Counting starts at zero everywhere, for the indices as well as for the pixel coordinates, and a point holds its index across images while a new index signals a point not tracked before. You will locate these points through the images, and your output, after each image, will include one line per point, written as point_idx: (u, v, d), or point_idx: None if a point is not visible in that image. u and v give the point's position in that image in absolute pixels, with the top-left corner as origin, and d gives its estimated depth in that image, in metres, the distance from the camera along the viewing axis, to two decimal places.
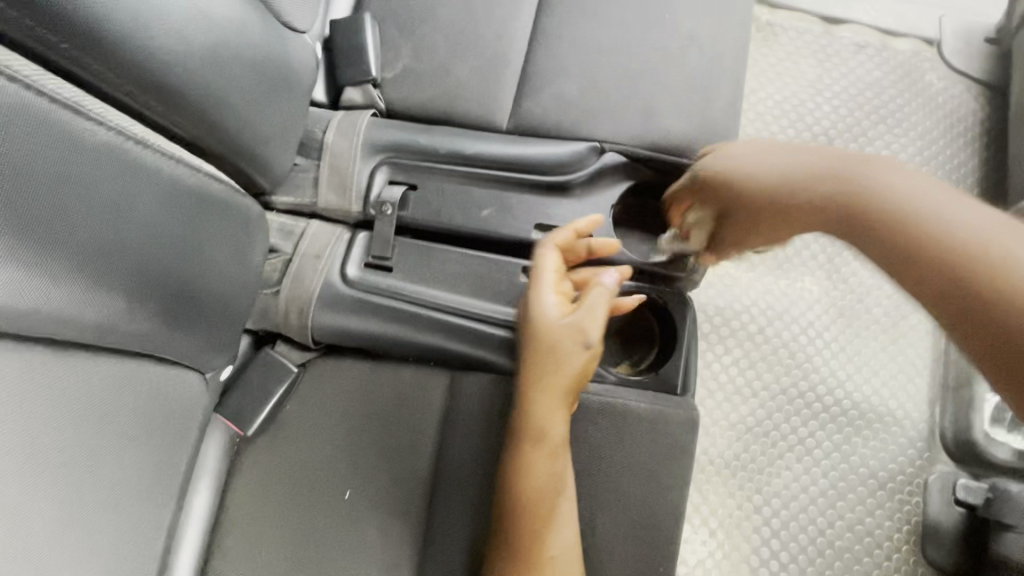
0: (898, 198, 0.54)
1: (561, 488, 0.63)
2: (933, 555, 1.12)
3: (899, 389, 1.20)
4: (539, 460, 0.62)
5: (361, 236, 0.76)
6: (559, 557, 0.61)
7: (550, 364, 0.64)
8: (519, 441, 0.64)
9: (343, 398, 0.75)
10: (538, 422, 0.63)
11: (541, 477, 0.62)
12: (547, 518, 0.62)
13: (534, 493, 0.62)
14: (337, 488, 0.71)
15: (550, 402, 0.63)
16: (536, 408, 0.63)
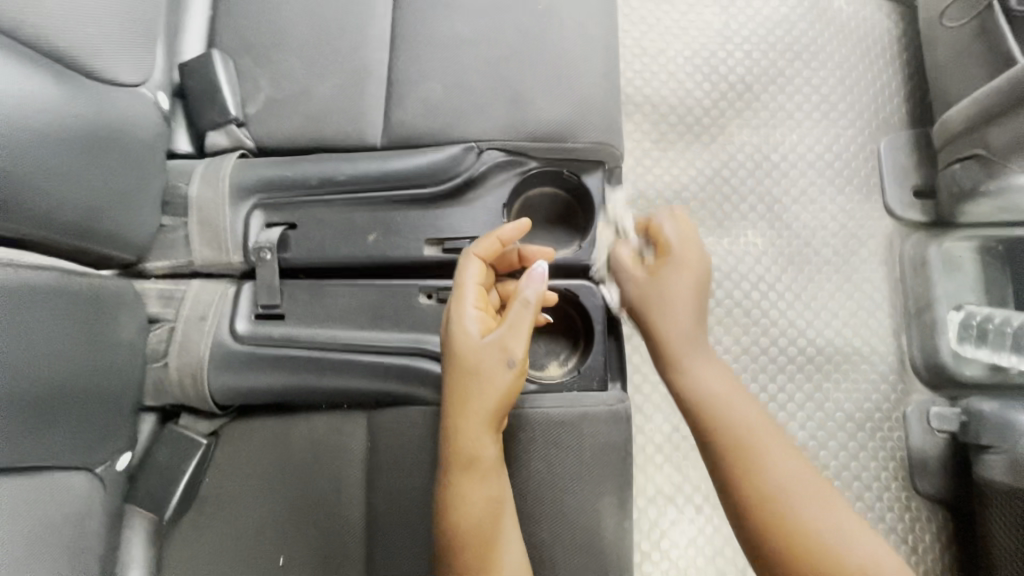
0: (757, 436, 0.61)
1: (496, 511, 0.58)
2: (925, 487, 1.09)
3: (861, 326, 1.17)
4: (470, 485, 0.58)
5: (247, 287, 0.71)
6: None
7: (459, 392, 0.59)
8: (448, 466, 0.58)
9: (264, 461, 0.70)
10: (475, 449, 0.58)
11: (471, 504, 0.57)
12: (485, 550, 0.56)
13: (468, 525, 0.57)
14: (272, 555, 0.68)
15: (470, 423, 0.58)
16: (469, 435, 0.58)
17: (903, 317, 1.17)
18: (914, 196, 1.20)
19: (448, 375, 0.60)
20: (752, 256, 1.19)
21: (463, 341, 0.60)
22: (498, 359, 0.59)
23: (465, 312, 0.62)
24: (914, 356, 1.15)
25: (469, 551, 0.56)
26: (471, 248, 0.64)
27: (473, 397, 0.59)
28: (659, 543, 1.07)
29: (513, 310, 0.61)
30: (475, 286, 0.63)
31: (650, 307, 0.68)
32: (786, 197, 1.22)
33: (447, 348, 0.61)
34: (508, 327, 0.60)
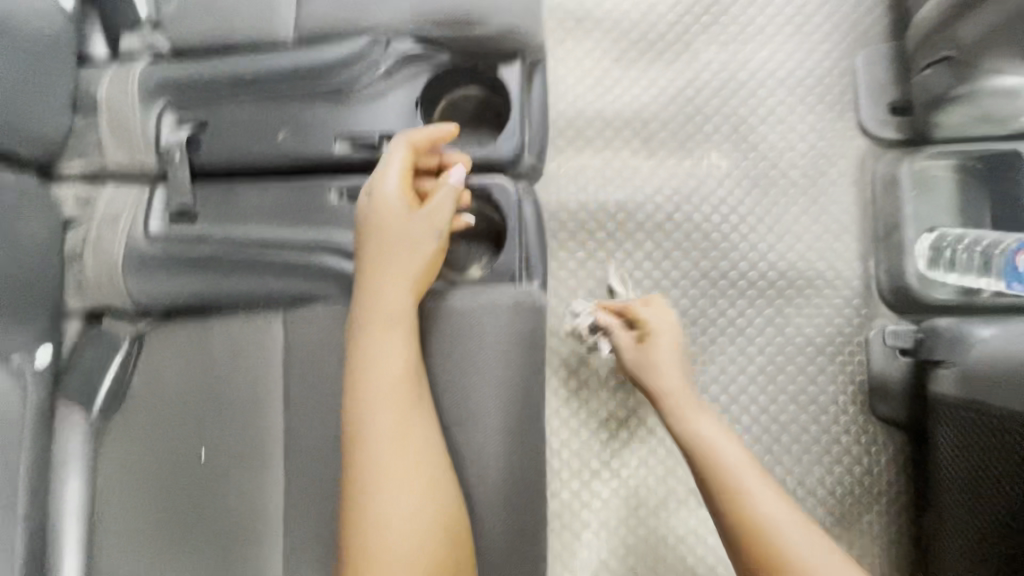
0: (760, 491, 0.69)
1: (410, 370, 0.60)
2: (883, 410, 1.08)
3: (826, 250, 1.14)
4: (386, 350, 0.60)
5: (160, 191, 0.71)
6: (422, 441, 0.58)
7: (376, 259, 0.62)
8: (361, 326, 0.61)
9: (187, 360, 0.72)
10: (394, 315, 0.60)
11: (386, 368, 0.59)
12: (397, 406, 0.58)
13: (378, 382, 0.59)
14: (198, 447, 0.70)
15: (390, 290, 0.61)
16: (387, 303, 0.60)
17: (872, 240, 1.13)
18: (889, 113, 1.14)
19: (367, 246, 0.62)
20: (714, 178, 1.15)
21: (389, 218, 0.62)
22: (425, 235, 0.62)
23: (387, 192, 0.63)
24: (880, 279, 1.12)
25: (382, 407, 0.58)
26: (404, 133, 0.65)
27: (397, 265, 0.61)
28: (610, 463, 1.08)
29: (439, 193, 0.63)
30: (403, 164, 0.64)
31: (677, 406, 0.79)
32: (753, 117, 1.16)
33: (367, 220, 0.63)
34: (435, 207, 0.63)
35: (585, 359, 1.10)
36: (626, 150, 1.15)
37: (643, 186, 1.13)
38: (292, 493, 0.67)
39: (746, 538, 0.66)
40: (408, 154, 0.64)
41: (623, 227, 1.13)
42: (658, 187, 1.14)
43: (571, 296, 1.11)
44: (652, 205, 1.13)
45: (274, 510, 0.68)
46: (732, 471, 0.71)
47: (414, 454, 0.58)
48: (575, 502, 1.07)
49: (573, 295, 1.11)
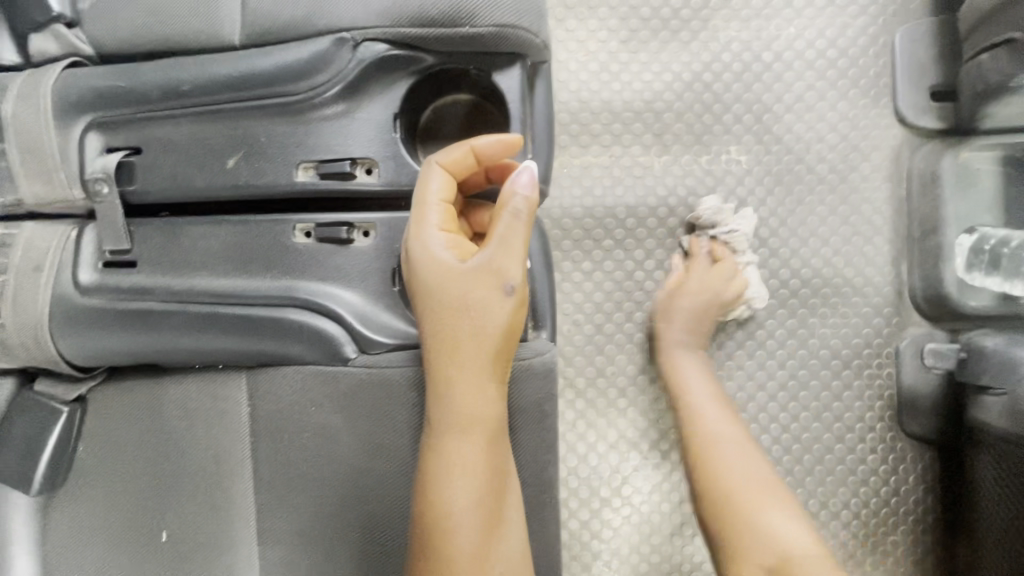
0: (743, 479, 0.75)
1: (493, 488, 0.51)
2: (912, 427, 1.01)
3: (856, 254, 1.03)
4: (463, 448, 0.50)
5: (91, 230, 0.59)
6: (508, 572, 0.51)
7: (443, 346, 0.51)
8: (435, 423, 0.51)
9: (136, 428, 0.61)
10: (470, 405, 0.51)
11: (462, 472, 0.50)
12: (481, 536, 0.50)
13: (457, 508, 0.49)
14: (154, 530, 0.60)
15: (469, 371, 0.51)
16: (459, 390, 0.51)
17: (905, 243, 1.03)
18: (930, 99, 1.01)
19: (427, 326, 0.52)
20: (734, 176, 1.03)
21: (443, 269, 0.51)
22: (492, 286, 0.52)
23: (432, 236, 0.52)
24: (914, 286, 1.02)
25: (458, 536, 0.49)
26: (441, 152, 0.53)
27: (468, 339, 0.51)
28: (620, 491, 1.00)
29: (500, 222, 0.52)
30: (443, 201, 0.53)
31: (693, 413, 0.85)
32: (777, 106, 1.03)
33: (416, 283, 0.52)
34: (501, 244, 0.52)
35: (593, 379, 1.00)
36: (636, 145, 1.03)
37: (655, 187, 1.02)
38: None
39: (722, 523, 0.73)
40: (445, 186, 0.53)
41: (633, 234, 1.01)
42: (672, 188, 1.02)
43: (577, 311, 1.01)
44: (665, 208, 1.01)
45: None
46: (725, 470, 0.76)
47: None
48: (584, 533, 1.00)
49: (579, 310, 1.01)
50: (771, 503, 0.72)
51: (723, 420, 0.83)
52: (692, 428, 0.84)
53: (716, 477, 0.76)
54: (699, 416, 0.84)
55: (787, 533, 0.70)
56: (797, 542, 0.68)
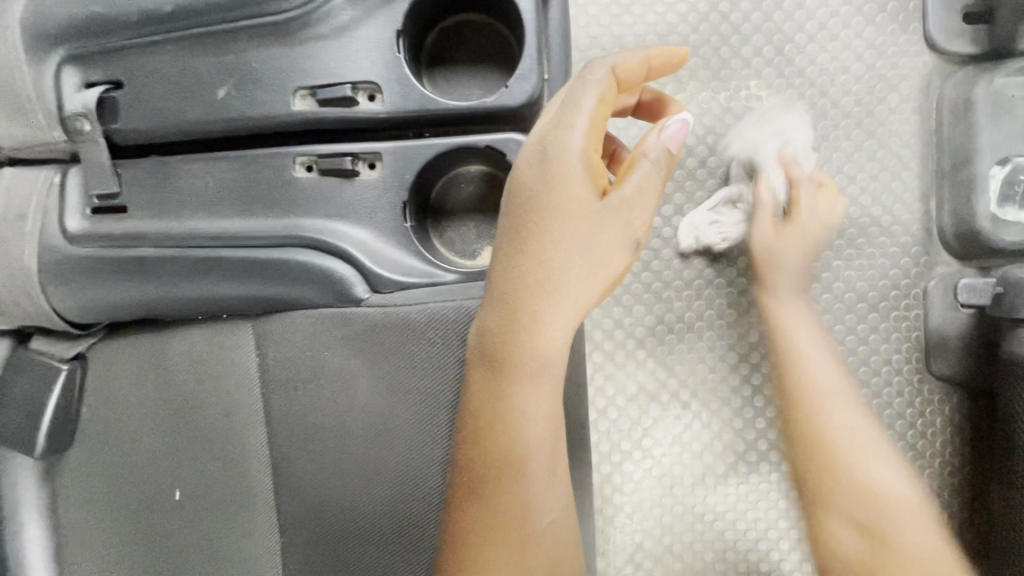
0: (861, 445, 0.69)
1: (554, 439, 0.47)
2: (940, 369, 0.92)
3: (882, 192, 0.94)
4: (522, 393, 0.46)
5: (75, 174, 0.55)
6: (557, 524, 0.47)
7: (541, 272, 0.46)
8: (506, 364, 0.46)
9: (143, 383, 0.58)
10: (537, 348, 0.45)
11: (520, 418, 0.46)
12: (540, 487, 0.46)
13: (509, 455, 0.46)
14: (167, 489, 0.58)
15: (553, 312, 0.46)
16: (539, 333, 0.45)
17: (934, 177, 0.93)
18: (965, 22, 0.90)
19: (529, 243, 0.46)
20: (755, 113, 0.93)
21: (572, 198, 0.46)
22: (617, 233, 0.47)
23: (575, 149, 0.46)
24: (943, 223, 0.92)
25: (504, 485, 0.46)
26: (612, 60, 0.47)
27: (570, 284, 0.46)
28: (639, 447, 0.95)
29: (641, 166, 0.47)
30: (597, 111, 0.46)
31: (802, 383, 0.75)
32: (799, 36, 0.94)
33: (534, 198, 0.46)
34: (639, 193, 0.47)
35: (610, 332, 0.95)
36: None
37: None
38: (285, 544, 0.55)
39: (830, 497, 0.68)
40: (603, 98, 0.47)
41: None
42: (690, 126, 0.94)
43: None
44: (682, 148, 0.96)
45: (265, 562, 0.56)
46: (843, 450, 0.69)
47: (547, 543, 0.47)
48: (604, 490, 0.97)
49: None
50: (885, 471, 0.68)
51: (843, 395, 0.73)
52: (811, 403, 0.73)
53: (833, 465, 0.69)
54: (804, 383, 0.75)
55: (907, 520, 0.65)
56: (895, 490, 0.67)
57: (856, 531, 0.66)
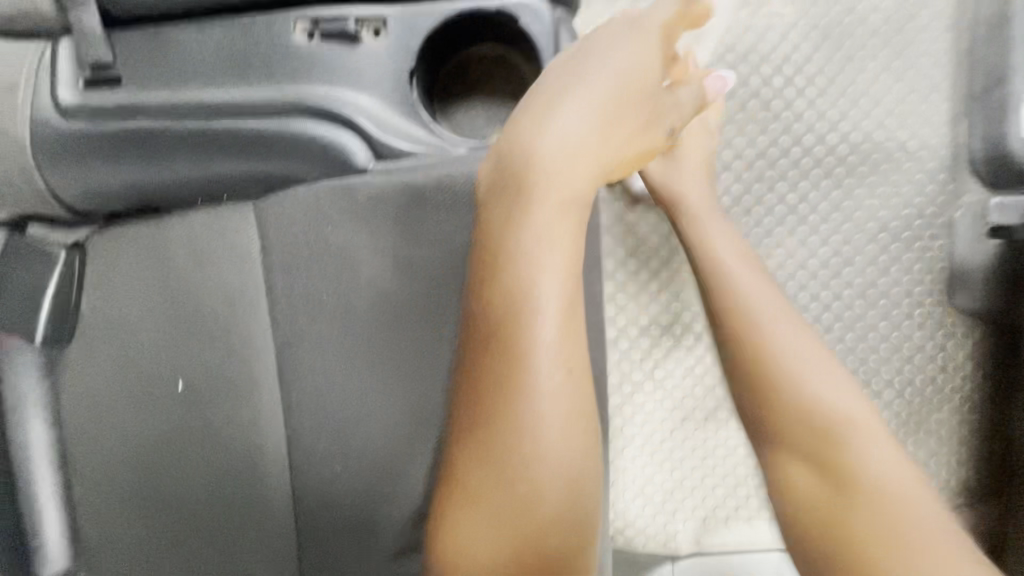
0: (812, 362, 0.65)
1: (572, 306, 0.44)
2: (965, 301, 0.94)
3: (910, 115, 0.94)
4: (538, 224, 0.44)
5: (67, 46, 0.52)
6: (568, 387, 0.44)
7: (552, 121, 0.46)
8: (532, 194, 0.44)
9: (142, 273, 0.56)
10: (566, 179, 0.45)
11: (535, 251, 0.44)
12: (551, 361, 0.43)
13: (522, 291, 0.43)
14: (170, 381, 0.56)
15: (592, 154, 0.47)
16: (569, 168, 0.46)
17: (965, 101, 0.93)
18: None
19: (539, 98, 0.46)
20: (777, 32, 0.93)
21: (642, 73, 0.51)
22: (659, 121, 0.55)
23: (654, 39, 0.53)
24: (973, 149, 0.93)
25: (509, 327, 0.43)
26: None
27: (618, 142, 0.49)
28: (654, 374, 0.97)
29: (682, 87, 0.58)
30: (670, 24, 0.55)
31: (747, 317, 0.70)
32: None
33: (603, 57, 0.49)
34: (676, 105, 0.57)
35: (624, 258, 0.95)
36: None
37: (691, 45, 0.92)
38: (292, 431, 0.54)
39: (816, 437, 0.61)
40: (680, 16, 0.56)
41: None
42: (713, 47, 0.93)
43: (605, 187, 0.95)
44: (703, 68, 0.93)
45: (272, 450, 0.55)
46: (801, 378, 0.64)
47: (554, 424, 0.43)
48: (617, 417, 0.98)
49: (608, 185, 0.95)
50: (823, 381, 0.64)
51: (806, 346, 0.67)
52: (761, 371, 0.66)
53: (759, 362, 0.67)
54: (761, 347, 0.67)
55: (837, 393, 0.63)
56: (840, 401, 0.62)
57: (808, 467, 0.61)
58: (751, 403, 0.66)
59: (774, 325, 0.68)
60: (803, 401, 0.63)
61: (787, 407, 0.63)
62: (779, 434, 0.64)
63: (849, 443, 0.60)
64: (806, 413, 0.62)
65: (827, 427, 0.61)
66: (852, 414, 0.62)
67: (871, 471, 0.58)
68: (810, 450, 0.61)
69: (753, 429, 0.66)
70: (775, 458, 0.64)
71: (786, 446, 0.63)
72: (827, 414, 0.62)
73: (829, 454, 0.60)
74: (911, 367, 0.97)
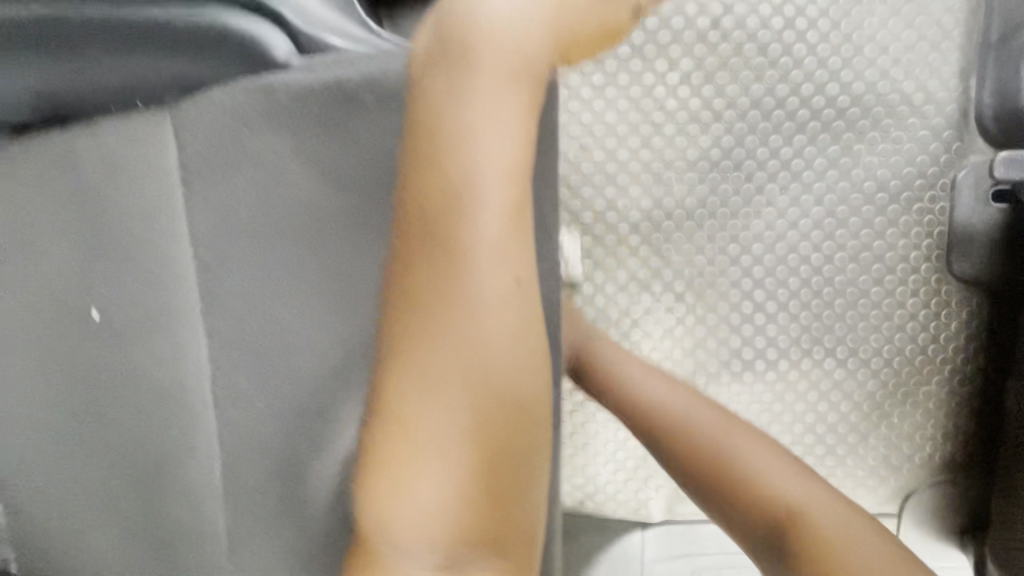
0: (710, 421, 0.73)
1: (516, 199, 0.45)
2: (963, 267, 0.89)
3: (918, 66, 0.87)
4: (477, 98, 0.45)
5: None
6: (509, 277, 0.45)
7: (495, 44, 0.45)
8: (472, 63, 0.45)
9: (57, 191, 0.55)
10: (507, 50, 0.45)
11: (479, 130, 0.44)
12: (492, 253, 0.45)
13: (465, 179, 0.44)
14: (85, 302, 0.55)
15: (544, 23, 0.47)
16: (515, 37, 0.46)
17: (978, 51, 0.86)
18: None
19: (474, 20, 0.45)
20: None
21: None
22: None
23: None
24: (982, 104, 0.87)
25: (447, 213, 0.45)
26: None
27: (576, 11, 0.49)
28: (630, 335, 0.93)
29: None
30: None
31: (659, 419, 0.76)
32: None
33: None
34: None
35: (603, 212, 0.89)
36: None
37: None
38: (220, 344, 0.53)
39: (731, 495, 0.68)
40: None
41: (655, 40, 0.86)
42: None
43: (586, 135, 0.88)
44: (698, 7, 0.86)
45: (196, 373, 0.53)
46: (727, 457, 0.70)
47: (493, 312, 0.45)
48: None
49: (589, 133, 0.88)
50: (750, 449, 0.70)
51: (705, 410, 0.75)
52: (657, 410, 0.76)
53: (697, 451, 0.72)
54: (659, 415, 0.76)
55: (749, 453, 0.70)
56: (763, 464, 0.69)
57: (767, 543, 0.65)
58: (705, 465, 0.71)
59: (726, 436, 0.72)
60: (708, 444, 0.71)
61: (705, 446, 0.72)
62: (710, 480, 0.70)
63: (723, 462, 0.70)
64: (767, 513, 0.66)
65: (749, 490, 0.67)
66: (762, 476, 0.68)
67: (757, 477, 0.68)
68: (728, 503, 0.68)
69: (699, 484, 0.71)
70: (710, 501, 0.70)
71: (706, 503, 0.71)
72: (763, 486, 0.67)
73: (759, 490, 0.67)
74: (900, 336, 0.92)
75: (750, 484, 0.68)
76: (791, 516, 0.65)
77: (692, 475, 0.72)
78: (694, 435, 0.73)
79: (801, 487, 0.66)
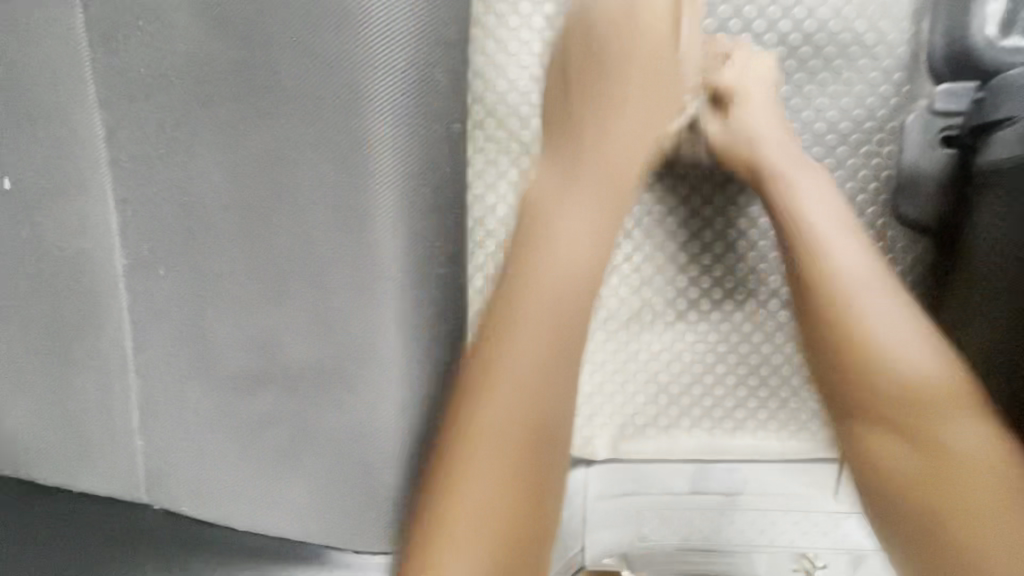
0: (918, 390, 0.67)
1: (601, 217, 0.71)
2: (909, 210, 0.89)
3: (870, 7, 0.87)
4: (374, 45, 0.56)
5: None
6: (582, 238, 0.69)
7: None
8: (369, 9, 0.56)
9: None
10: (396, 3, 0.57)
11: (571, 209, 0.70)
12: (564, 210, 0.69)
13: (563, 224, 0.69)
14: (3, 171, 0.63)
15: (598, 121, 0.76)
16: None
17: None
18: None
19: None
20: None
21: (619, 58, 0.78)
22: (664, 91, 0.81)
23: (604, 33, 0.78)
24: (933, 46, 0.87)
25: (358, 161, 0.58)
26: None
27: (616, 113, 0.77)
28: None
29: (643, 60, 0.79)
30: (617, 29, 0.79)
31: (871, 360, 0.69)
32: None
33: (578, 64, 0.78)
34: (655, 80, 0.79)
35: None
36: None
37: None
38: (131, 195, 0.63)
39: (939, 511, 0.64)
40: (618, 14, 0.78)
41: None
42: None
43: (537, 66, 0.89)
44: None
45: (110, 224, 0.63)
46: (905, 369, 0.68)
47: (582, 262, 0.68)
48: None
49: (541, 64, 0.88)
50: (956, 424, 0.66)
51: (892, 336, 0.70)
52: (921, 395, 0.67)
53: (907, 396, 0.68)
54: (873, 382, 0.69)
55: (954, 416, 0.66)
56: (930, 372, 0.68)
57: (922, 459, 0.66)
58: (886, 432, 0.68)
59: (899, 362, 0.68)
60: (934, 394, 0.67)
61: (934, 430, 0.66)
62: (923, 449, 0.66)
63: (975, 469, 0.63)
64: (944, 440, 0.65)
65: (941, 458, 0.65)
66: (978, 457, 0.64)
67: (973, 457, 0.64)
68: (933, 509, 0.64)
69: (916, 468, 0.66)
70: (921, 507, 0.65)
71: (919, 464, 0.66)
72: (960, 447, 0.65)
73: (957, 456, 0.64)
74: None
75: (963, 463, 0.64)
76: (977, 467, 0.64)
77: (909, 467, 0.67)
78: (891, 409, 0.68)
79: (972, 436, 0.65)
